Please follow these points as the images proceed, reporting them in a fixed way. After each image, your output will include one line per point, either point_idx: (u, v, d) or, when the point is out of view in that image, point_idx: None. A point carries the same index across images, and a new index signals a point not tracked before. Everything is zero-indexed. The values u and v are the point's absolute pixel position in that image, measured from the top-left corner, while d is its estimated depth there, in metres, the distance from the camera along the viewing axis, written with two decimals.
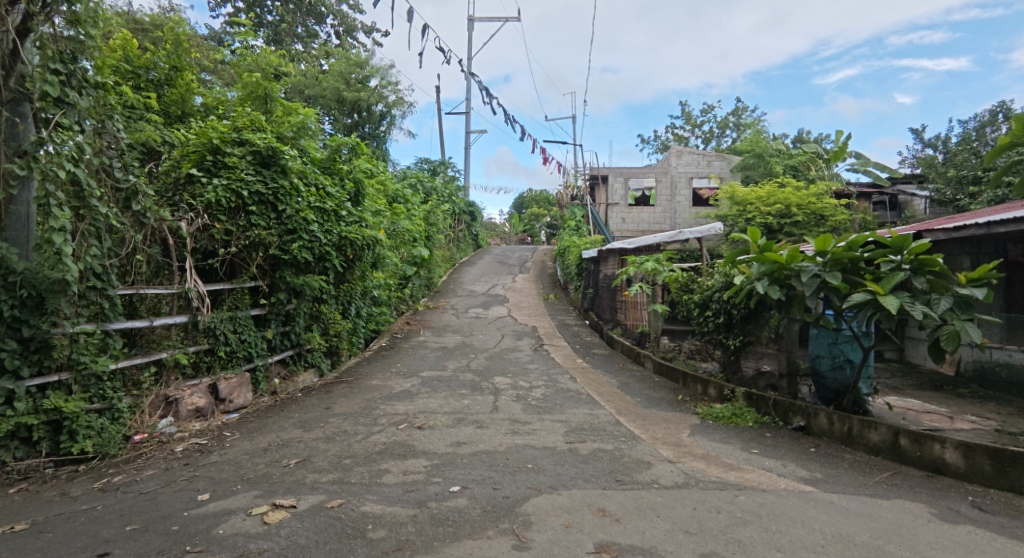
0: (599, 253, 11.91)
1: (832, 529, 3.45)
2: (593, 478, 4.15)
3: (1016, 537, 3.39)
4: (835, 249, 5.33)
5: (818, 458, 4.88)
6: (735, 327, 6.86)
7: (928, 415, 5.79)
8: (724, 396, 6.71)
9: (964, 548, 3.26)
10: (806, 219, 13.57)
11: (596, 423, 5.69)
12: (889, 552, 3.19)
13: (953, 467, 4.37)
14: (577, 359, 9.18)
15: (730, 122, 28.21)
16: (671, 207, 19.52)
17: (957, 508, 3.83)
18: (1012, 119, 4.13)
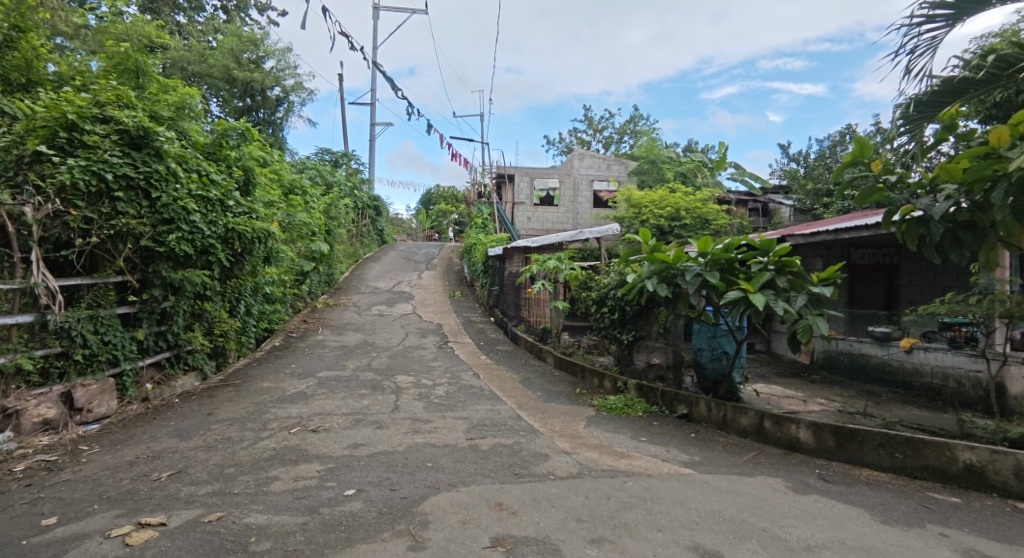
0: (504, 252, 12.14)
1: (705, 507, 3.79)
2: (492, 473, 4.26)
3: (851, 503, 3.91)
4: (714, 250, 5.81)
5: (697, 442, 5.32)
6: (628, 322, 7.25)
7: (788, 400, 6.50)
8: (618, 388, 7.11)
9: (811, 515, 3.70)
10: (694, 222, 14.59)
11: (497, 419, 5.82)
12: (750, 524, 3.55)
13: (806, 445, 4.94)
14: (481, 356, 9.29)
15: (628, 129, 29.69)
16: (573, 207, 20.20)
17: (807, 480, 4.35)
18: (854, 140, 4.67)
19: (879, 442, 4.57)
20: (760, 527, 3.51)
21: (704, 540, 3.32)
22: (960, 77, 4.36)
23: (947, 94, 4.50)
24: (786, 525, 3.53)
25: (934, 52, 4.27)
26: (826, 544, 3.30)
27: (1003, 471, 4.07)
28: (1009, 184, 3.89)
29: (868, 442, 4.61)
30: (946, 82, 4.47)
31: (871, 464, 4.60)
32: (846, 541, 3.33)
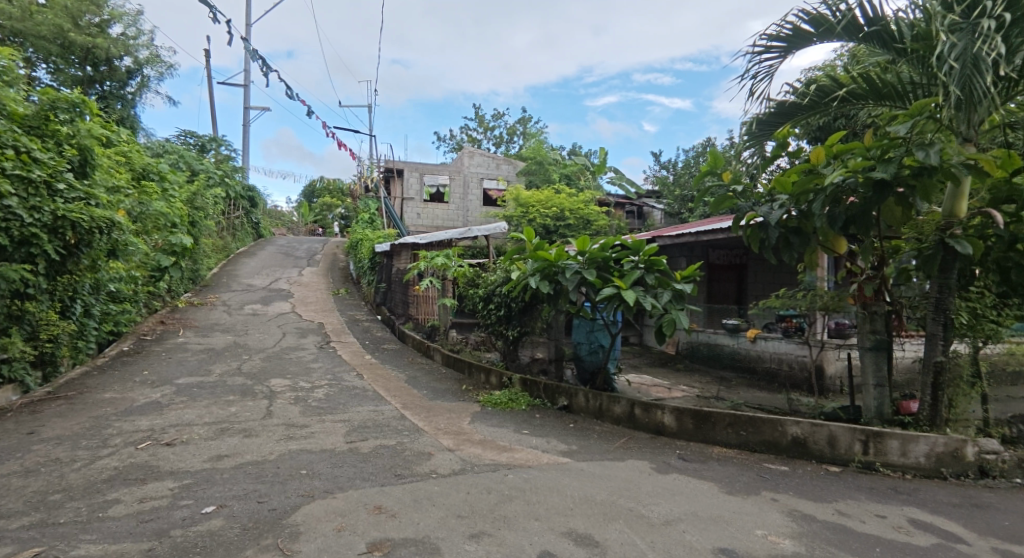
0: (391, 248, 11.90)
1: (579, 493, 3.99)
2: (373, 476, 4.18)
3: (704, 478, 4.32)
4: (591, 249, 6.12)
5: (574, 432, 5.59)
6: (513, 319, 7.41)
7: (655, 388, 7.04)
8: (503, 383, 7.26)
9: (671, 492, 4.03)
10: (577, 222, 15.24)
11: (379, 420, 5.71)
12: (618, 505, 3.80)
13: (670, 429, 5.38)
14: (365, 356, 9.04)
15: (518, 130, 30.24)
16: (463, 205, 20.18)
17: (669, 461, 4.74)
18: (710, 153, 5.16)
19: (728, 422, 5.09)
20: (627, 507, 3.76)
21: (577, 525, 3.48)
22: (791, 102, 5.01)
23: (780, 116, 5.15)
24: (649, 503, 3.82)
25: (771, 79, 4.85)
26: (682, 517, 3.61)
27: (821, 441, 4.74)
28: (825, 196, 4.56)
29: (719, 423, 5.12)
30: (780, 105, 5.10)
31: (721, 442, 5.12)
32: (698, 513, 3.67)
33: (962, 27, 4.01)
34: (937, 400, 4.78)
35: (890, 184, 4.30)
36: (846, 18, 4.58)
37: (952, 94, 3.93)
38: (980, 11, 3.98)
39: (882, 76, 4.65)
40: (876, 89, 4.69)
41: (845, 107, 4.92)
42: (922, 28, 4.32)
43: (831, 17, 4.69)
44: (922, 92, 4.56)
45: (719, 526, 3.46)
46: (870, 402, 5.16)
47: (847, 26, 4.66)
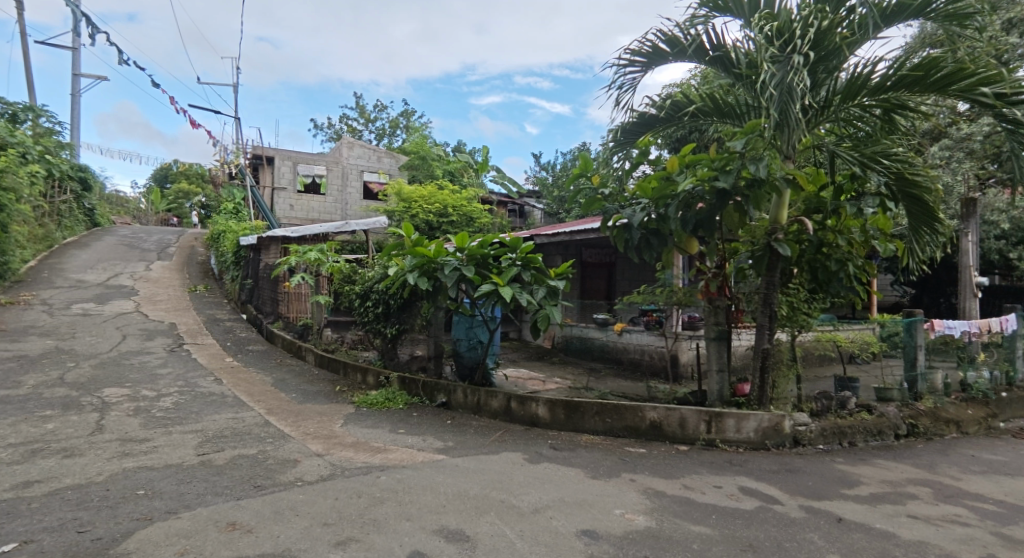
0: (258, 241, 11.09)
1: (452, 489, 4.01)
2: (228, 489, 3.89)
3: (572, 465, 4.55)
4: (470, 246, 6.10)
5: (451, 428, 5.61)
6: (392, 316, 7.24)
7: (531, 381, 7.27)
8: (380, 382, 7.08)
9: (541, 481, 4.19)
10: (460, 219, 15.10)
11: (239, 428, 5.31)
12: (491, 498, 3.87)
13: (543, 420, 5.58)
14: (224, 358, 8.34)
15: (401, 123, 29.56)
16: (342, 198, 19.34)
17: (541, 451, 4.92)
18: (581, 157, 5.44)
19: (595, 410, 5.40)
20: (499, 499, 3.84)
21: (449, 521, 3.48)
22: (651, 114, 5.43)
23: (642, 125, 5.57)
24: (519, 493, 3.93)
25: (634, 92, 5.22)
26: (549, 504, 3.76)
27: (673, 424, 5.21)
28: (679, 200, 5.02)
29: (588, 411, 5.42)
30: (642, 116, 5.52)
31: (589, 429, 5.41)
32: (565, 499, 3.85)
33: (780, 59, 4.61)
34: (764, 382, 5.47)
35: (729, 192, 4.86)
36: (696, 42, 5.07)
37: (773, 117, 4.50)
38: (793, 46, 4.60)
39: (724, 97, 5.21)
40: (719, 108, 5.25)
41: (696, 122, 5.44)
42: (750, 57, 4.89)
43: (684, 39, 5.15)
44: (754, 114, 5.16)
45: (584, 509, 3.65)
46: (713, 387, 5.78)
47: (697, 49, 5.15)
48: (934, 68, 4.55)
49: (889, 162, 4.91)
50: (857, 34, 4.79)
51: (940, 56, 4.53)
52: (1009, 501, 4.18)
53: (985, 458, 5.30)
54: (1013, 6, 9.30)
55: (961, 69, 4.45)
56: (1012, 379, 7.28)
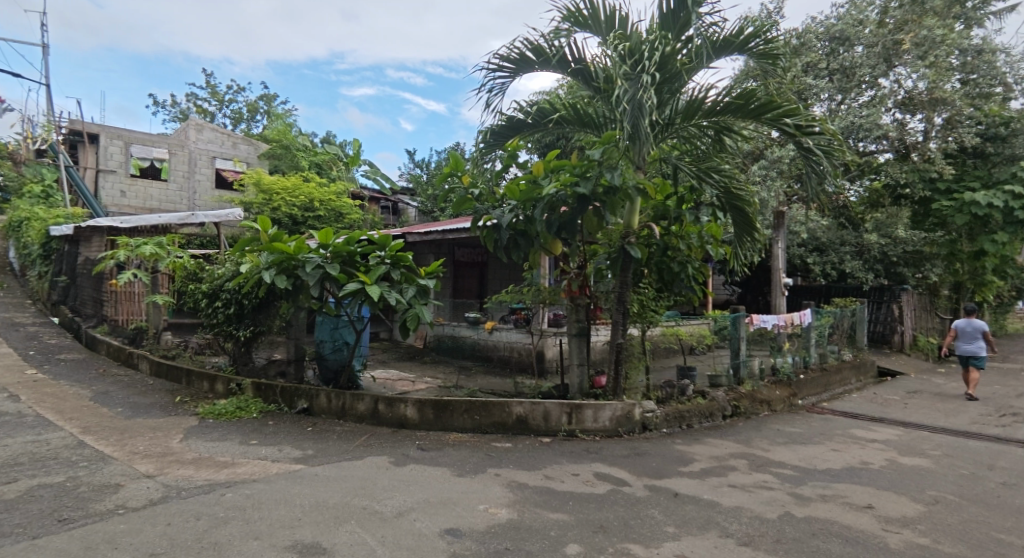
0: (76, 232, 9.69)
1: (309, 500, 3.82)
2: (23, 527, 3.35)
3: (438, 465, 4.56)
4: (335, 242, 5.80)
5: (312, 435, 5.35)
6: (246, 318, 6.72)
7: (400, 381, 7.15)
8: (231, 390, 6.55)
9: (406, 484, 4.15)
10: (327, 214, 14.47)
11: (42, 453, 4.60)
12: (352, 506, 3.75)
13: (411, 421, 5.53)
14: (26, 372, 7.16)
15: (260, 108, 27.46)
16: (189, 186, 17.52)
17: (408, 452, 4.87)
18: (451, 156, 5.46)
19: (464, 408, 5.46)
20: (360, 506, 3.74)
21: (304, 535, 3.31)
22: (518, 118, 5.62)
23: (509, 129, 5.74)
24: (383, 498, 3.86)
25: (502, 96, 5.37)
26: (413, 506, 3.74)
27: (538, 417, 5.45)
28: (544, 203, 5.23)
29: (457, 409, 5.46)
30: (509, 119, 5.68)
31: (458, 428, 5.46)
32: (430, 499, 3.85)
33: (632, 77, 5.01)
34: (618, 374, 5.92)
35: (589, 198, 5.16)
36: (559, 53, 5.35)
37: (626, 130, 4.86)
38: (642, 67, 5.02)
39: (585, 108, 5.53)
40: (581, 118, 5.56)
41: (560, 129, 5.70)
42: (607, 73, 5.26)
43: (548, 49, 5.42)
44: (612, 126, 5.54)
45: (448, 508, 3.69)
46: (574, 380, 6.14)
47: (560, 60, 5.44)
48: (750, 98, 5.26)
49: (719, 176, 5.57)
50: (694, 61, 5.36)
51: (756, 88, 5.25)
52: (805, 465, 4.93)
53: (788, 430, 6.19)
54: (810, 51, 10.96)
55: (770, 101, 5.19)
56: (807, 362, 8.60)
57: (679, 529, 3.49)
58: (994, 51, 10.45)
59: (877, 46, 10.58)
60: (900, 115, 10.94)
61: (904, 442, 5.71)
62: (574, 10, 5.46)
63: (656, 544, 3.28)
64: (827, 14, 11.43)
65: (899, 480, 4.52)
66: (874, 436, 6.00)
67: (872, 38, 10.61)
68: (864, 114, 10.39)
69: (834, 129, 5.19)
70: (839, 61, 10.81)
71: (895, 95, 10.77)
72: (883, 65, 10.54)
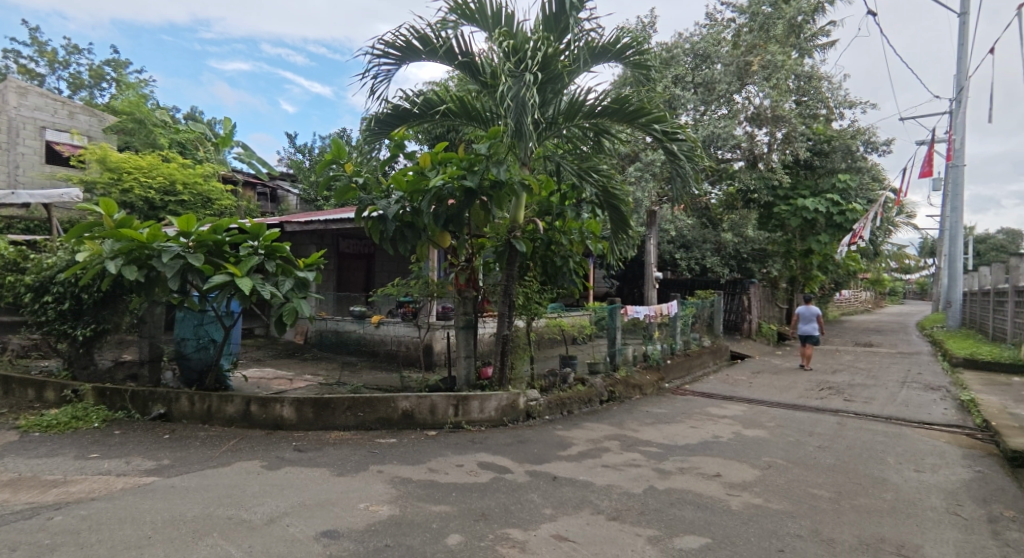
0: None
1: (165, 514, 3.53)
2: None
3: (315, 466, 4.43)
4: (199, 231, 5.26)
5: (170, 443, 4.97)
6: (85, 314, 6.01)
7: (276, 380, 6.83)
8: (65, 398, 5.87)
9: (279, 488, 3.99)
10: (192, 199, 13.21)
11: None
12: (215, 516, 3.51)
13: (288, 421, 5.32)
14: None
15: (107, 75, 24.38)
16: (11, 160, 14.95)
17: (282, 455, 4.68)
18: (332, 143, 5.30)
19: (346, 405, 5.36)
20: (226, 515, 3.52)
21: (158, 552, 3.05)
22: (404, 108, 5.56)
23: (396, 118, 5.67)
24: (252, 505, 3.67)
25: (388, 83, 5.32)
26: (286, 511, 3.60)
27: (424, 411, 5.49)
28: (431, 196, 5.23)
29: (339, 408, 5.34)
30: (395, 108, 5.61)
31: (340, 426, 5.35)
32: (305, 503, 3.73)
33: (516, 75, 5.17)
34: (504, 365, 6.12)
35: (476, 191, 5.24)
36: (446, 45, 5.38)
37: (511, 126, 5.01)
38: (525, 66, 5.20)
39: (472, 102, 5.62)
40: (468, 111, 5.64)
41: (447, 121, 5.73)
42: (493, 68, 5.38)
43: (434, 39, 5.43)
44: (498, 122, 5.68)
45: (325, 510, 3.61)
46: (461, 372, 6.25)
47: (447, 52, 5.48)
48: (624, 103, 5.64)
49: (597, 176, 5.98)
50: (575, 64, 5.64)
51: (631, 94, 5.63)
52: (667, 442, 5.44)
53: (654, 411, 6.76)
54: (678, 65, 11.91)
55: (642, 108, 5.61)
56: (673, 348, 9.40)
57: (555, 510, 3.73)
58: (820, 78, 12.03)
59: (732, 65, 11.74)
60: (750, 129, 12.25)
61: (747, 416, 6.48)
62: (461, 3, 5.50)
63: (534, 526, 3.47)
64: (691, 33, 12.49)
65: (743, 450, 5.14)
66: (725, 412, 6.74)
67: (728, 58, 11.75)
68: (722, 126, 11.51)
69: (695, 137, 5.74)
70: (701, 76, 11.83)
71: (745, 110, 12.02)
72: (737, 82, 11.70)
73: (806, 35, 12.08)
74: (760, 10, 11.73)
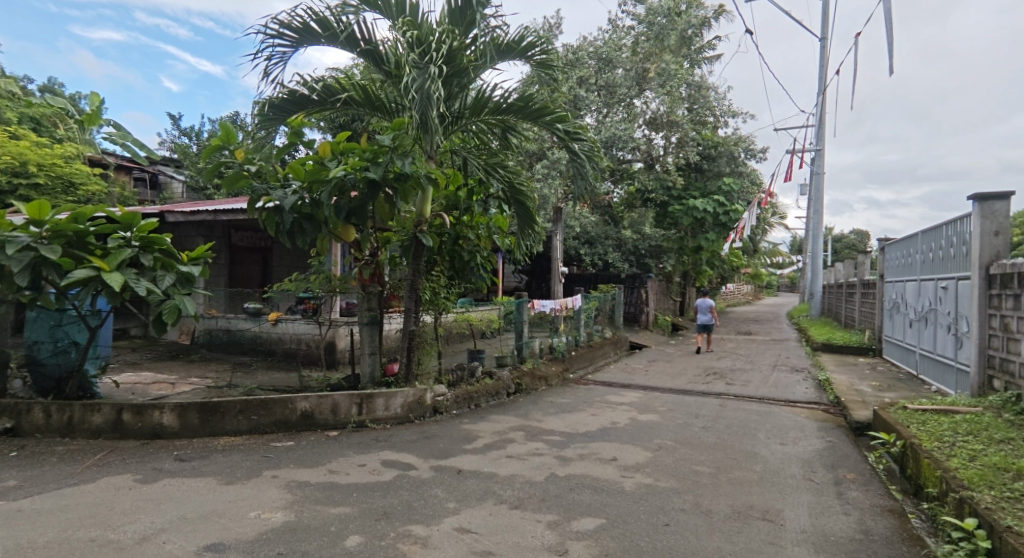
0: None
1: (14, 541, 3.13)
2: None
3: (199, 476, 4.15)
4: (54, 220, 4.66)
5: (21, 461, 4.44)
6: None
7: (155, 385, 6.32)
8: None
9: (157, 502, 3.69)
10: (50, 183, 11.79)
11: None
12: (77, 539, 3.17)
13: (169, 429, 4.95)
14: None
15: None
16: None
17: (160, 466, 4.33)
18: (220, 127, 4.98)
19: (238, 409, 5.08)
20: (90, 537, 3.19)
21: None
22: (301, 93, 5.32)
23: (293, 103, 5.41)
24: (122, 523, 3.35)
25: (284, 66, 5.09)
26: (163, 527, 3.33)
27: (326, 411, 5.35)
28: (332, 187, 5.05)
29: (229, 412, 5.05)
30: (292, 93, 5.36)
31: (230, 431, 5.06)
32: (187, 515, 3.48)
33: (419, 66, 5.13)
34: (411, 360, 6.09)
35: (379, 183, 5.11)
36: (347, 31, 5.22)
37: (416, 119, 4.94)
38: (430, 57, 5.16)
39: (375, 91, 5.50)
40: (371, 101, 5.52)
41: (349, 109, 5.57)
42: (396, 57, 5.30)
43: (335, 24, 5.26)
44: (402, 113, 5.61)
45: (209, 522, 3.39)
46: (366, 369, 6.14)
47: (348, 38, 5.33)
48: (528, 101, 5.77)
49: (503, 171, 6.13)
50: (480, 60, 5.66)
51: (534, 93, 5.76)
52: (569, 430, 5.67)
53: (558, 402, 7.01)
54: (583, 67, 12.31)
55: (545, 106, 5.77)
56: (577, 340, 9.74)
57: (458, 504, 3.78)
58: (708, 88, 12.94)
59: (631, 71, 12.30)
60: (647, 132, 12.92)
61: (642, 402, 6.90)
62: None
63: (436, 521, 3.50)
64: (594, 37, 12.93)
65: (638, 434, 5.47)
66: (622, 399, 7.12)
67: (628, 64, 12.31)
68: (622, 128, 12.06)
69: (594, 138, 5.99)
70: (603, 79, 12.30)
71: (644, 114, 12.67)
72: (636, 87, 12.30)
73: (696, 47, 12.96)
74: (655, 20, 12.39)
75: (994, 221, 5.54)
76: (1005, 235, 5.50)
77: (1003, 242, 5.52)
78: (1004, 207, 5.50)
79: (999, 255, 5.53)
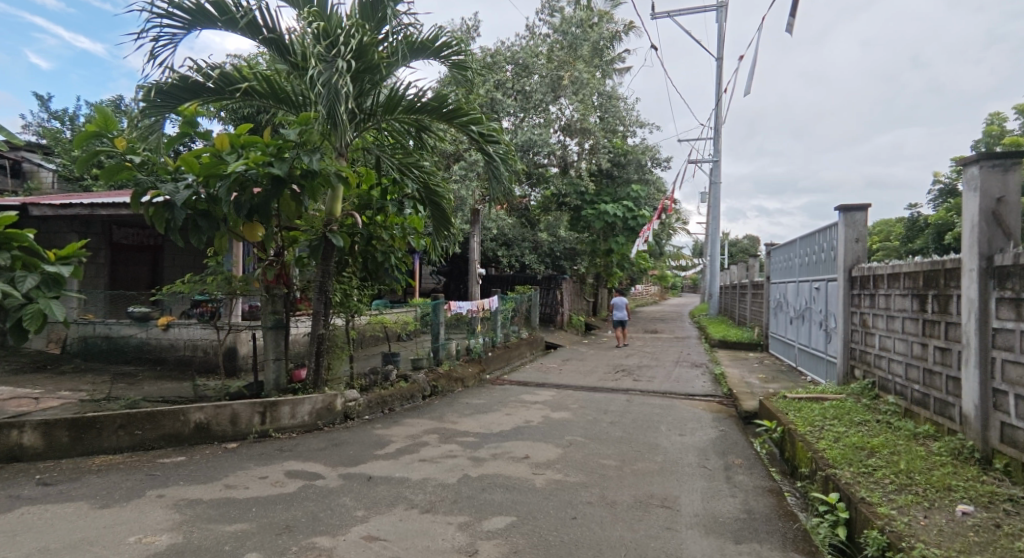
0: None
1: None
2: None
3: (69, 500, 3.74)
4: None
5: None
6: None
7: (15, 402, 5.63)
8: None
9: (16, 533, 3.28)
10: None
11: None
12: None
13: (32, 450, 4.39)
14: None
15: None
16: None
17: (18, 493, 3.84)
18: (96, 110, 4.53)
19: (118, 424, 4.63)
20: None
21: None
22: (194, 80, 4.95)
23: (185, 91, 5.04)
24: None
25: (174, 49, 4.74)
26: None
27: (223, 421, 5.04)
28: (230, 181, 4.75)
29: (107, 428, 4.59)
30: (183, 79, 4.98)
31: (108, 449, 4.60)
32: (52, 546, 3.12)
33: (327, 59, 4.96)
34: (319, 365, 5.87)
35: (285, 180, 4.87)
36: (248, 17, 4.96)
37: (323, 114, 4.74)
38: (338, 51, 4.99)
39: (280, 82, 5.25)
40: (275, 93, 5.26)
41: (250, 100, 5.28)
42: (302, 49, 5.09)
43: (234, 9, 4.97)
44: (309, 107, 5.40)
45: (80, 552, 3.06)
46: (270, 376, 5.84)
47: (249, 24, 5.05)
48: (443, 102, 5.73)
49: (418, 171, 6.13)
50: (393, 57, 5.54)
51: (448, 93, 5.72)
52: (483, 431, 5.69)
53: (473, 403, 7.02)
54: (500, 71, 12.36)
55: (460, 107, 5.74)
56: (494, 341, 9.78)
57: (367, 511, 3.68)
58: (618, 98, 13.48)
59: (547, 78, 12.46)
60: (562, 138, 13.24)
61: (556, 400, 7.05)
62: None
63: (342, 531, 3.39)
64: (512, 42, 13.05)
65: (549, 432, 5.58)
66: (536, 398, 7.25)
67: (544, 70, 12.45)
68: (538, 133, 12.26)
69: (509, 141, 6.03)
70: (520, 84, 12.44)
71: (559, 120, 12.94)
72: (551, 94, 12.52)
73: (608, 59, 13.48)
74: (569, 30, 12.73)
75: (855, 229, 6.22)
76: (863, 242, 6.16)
77: (862, 248, 6.18)
78: (863, 217, 6.19)
79: (860, 260, 6.18)
